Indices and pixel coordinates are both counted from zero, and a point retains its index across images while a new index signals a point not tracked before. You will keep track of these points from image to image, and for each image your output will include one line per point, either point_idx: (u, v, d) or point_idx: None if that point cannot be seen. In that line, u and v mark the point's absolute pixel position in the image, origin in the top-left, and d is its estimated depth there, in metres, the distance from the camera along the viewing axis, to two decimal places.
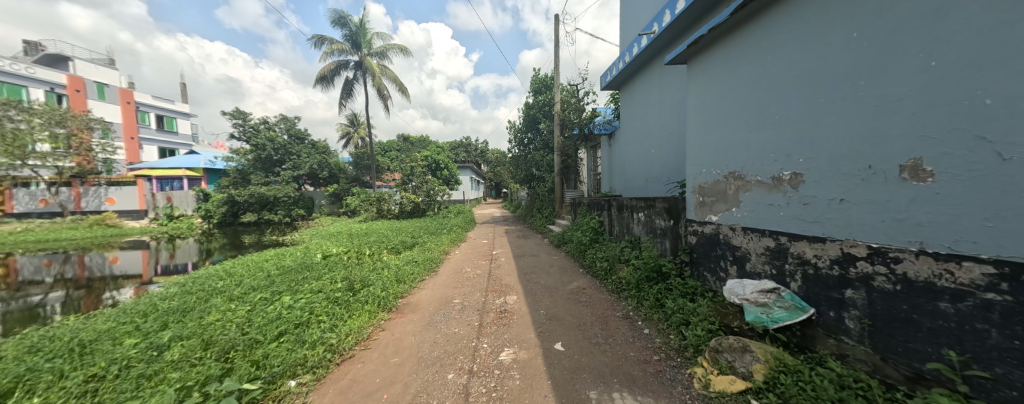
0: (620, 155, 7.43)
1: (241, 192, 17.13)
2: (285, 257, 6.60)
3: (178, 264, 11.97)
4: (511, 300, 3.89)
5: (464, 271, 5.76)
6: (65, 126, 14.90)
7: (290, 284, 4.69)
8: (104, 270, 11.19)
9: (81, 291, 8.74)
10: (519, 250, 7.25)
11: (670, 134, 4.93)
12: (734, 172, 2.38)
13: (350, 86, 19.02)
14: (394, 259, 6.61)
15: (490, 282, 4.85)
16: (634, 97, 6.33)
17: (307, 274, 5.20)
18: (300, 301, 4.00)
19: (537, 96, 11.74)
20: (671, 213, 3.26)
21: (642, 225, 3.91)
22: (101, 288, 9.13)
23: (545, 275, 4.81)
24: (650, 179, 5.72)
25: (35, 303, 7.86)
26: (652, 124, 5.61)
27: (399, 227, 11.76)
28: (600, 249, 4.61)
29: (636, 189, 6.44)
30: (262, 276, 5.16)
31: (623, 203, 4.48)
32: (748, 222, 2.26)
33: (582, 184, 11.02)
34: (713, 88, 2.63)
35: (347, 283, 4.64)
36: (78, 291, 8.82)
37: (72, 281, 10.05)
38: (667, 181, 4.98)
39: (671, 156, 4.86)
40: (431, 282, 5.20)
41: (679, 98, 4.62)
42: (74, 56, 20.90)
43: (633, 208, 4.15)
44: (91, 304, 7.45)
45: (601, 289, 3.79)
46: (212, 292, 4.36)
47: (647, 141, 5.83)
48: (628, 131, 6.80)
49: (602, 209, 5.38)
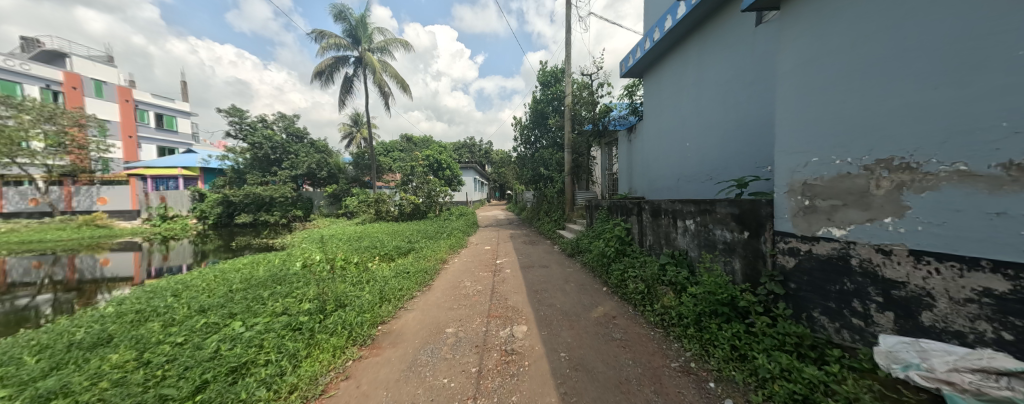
0: (641, 150, 6.57)
1: (237, 192, 16.55)
2: (259, 266, 5.80)
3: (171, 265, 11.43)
4: (519, 333, 3.00)
5: (461, 285, 4.89)
6: (56, 123, 14.44)
7: (251, 303, 3.89)
8: (95, 270, 10.69)
9: (76, 291, 8.30)
10: (526, 259, 6.36)
11: (714, 122, 4.11)
12: (893, 160, 1.44)
13: (350, 84, 18.43)
14: (383, 269, 5.80)
15: (492, 303, 3.98)
16: (662, 82, 5.45)
17: (274, 290, 4.37)
18: (251, 330, 3.17)
19: (545, 89, 10.94)
20: (744, 223, 2.34)
21: (691, 237, 2.98)
22: (89, 288, 8.65)
23: (560, 295, 3.93)
24: (684, 177, 4.86)
25: (25, 305, 7.24)
26: (686, 111, 4.77)
27: (395, 230, 10.96)
28: (631, 264, 3.70)
29: (661, 188, 5.62)
30: (220, 291, 4.32)
31: (661, 207, 3.55)
32: (925, 242, 1.33)
33: (596, 185, 10.13)
34: (838, 30, 1.71)
35: (318, 303, 3.78)
36: (68, 292, 8.34)
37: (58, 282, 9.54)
38: (710, 179, 4.16)
39: (715, 148, 4.06)
40: (424, 298, 4.41)
41: (735, 74, 3.71)
42: (73, 53, 20.62)
43: (677, 215, 3.24)
44: (87, 304, 6.97)
45: (638, 321, 2.88)
46: (149, 315, 3.53)
47: (678, 132, 5.02)
48: (653, 123, 5.94)
49: (628, 214, 4.47)
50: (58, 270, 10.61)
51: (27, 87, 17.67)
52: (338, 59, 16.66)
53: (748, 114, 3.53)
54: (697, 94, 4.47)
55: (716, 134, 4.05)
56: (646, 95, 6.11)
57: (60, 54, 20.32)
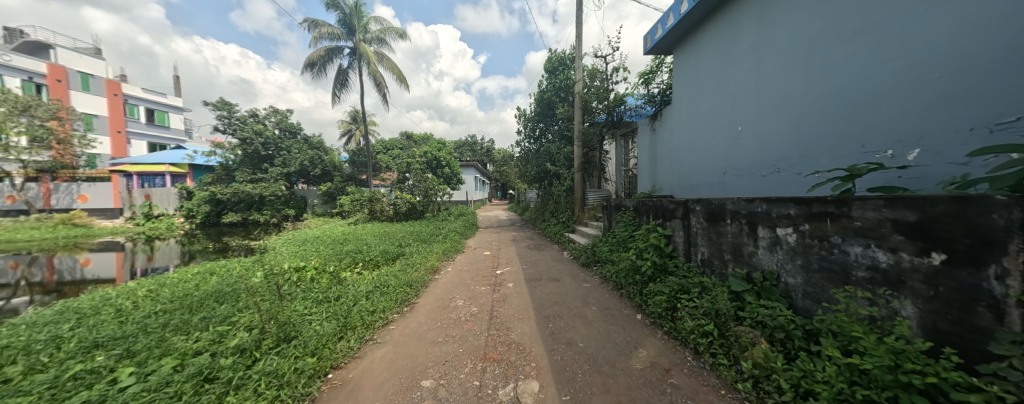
0: (668, 140, 5.57)
1: (225, 190, 15.76)
2: (212, 277, 4.82)
3: (154, 265, 10.62)
4: (527, 398, 1.99)
5: (452, 306, 3.89)
6: (32, 116, 13.58)
7: (168, 334, 2.92)
8: (74, 270, 9.92)
9: (40, 294, 7.47)
10: (531, 269, 5.34)
11: (788, 96, 3.13)
12: None
13: (345, 77, 17.55)
14: (362, 281, 4.85)
15: (490, 335, 2.98)
16: (699, 55, 4.50)
17: (206, 314, 3.37)
18: (136, 384, 2.19)
19: (553, 77, 9.99)
20: (931, 239, 1.30)
21: (792, 255, 1.95)
22: (67, 289, 7.97)
23: (579, 328, 2.91)
24: (733, 169, 3.91)
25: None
26: (738, 87, 3.80)
27: (386, 232, 9.96)
28: (680, 287, 2.69)
29: (698, 185, 4.65)
30: (137, 316, 3.32)
31: (725, 208, 2.53)
32: None
33: (608, 183, 9.11)
34: None
35: (255, 336, 2.81)
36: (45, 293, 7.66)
37: (28, 283, 8.76)
38: (780, 172, 3.20)
39: (794, 129, 3.07)
40: (405, 323, 3.45)
41: (825, 24, 2.72)
42: (59, 45, 19.86)
43: (758, 220, 2.21)
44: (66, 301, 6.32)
45: (716, 387, 1.83)
46: (12, 354, 2.56)
47: (725, 114, 4.03)
48: (684, 106, 4.99)
49: (666, 217, 3.47)
50: (35, 270, 9.82)
51: (7, 78, 16.89)
52: (331, 49, 15.75)
53: (851, 77, 2.54)
54: (757, 62, 3.50)
55: (793, 110, 3.06)
56: (677, 73, 5.14)
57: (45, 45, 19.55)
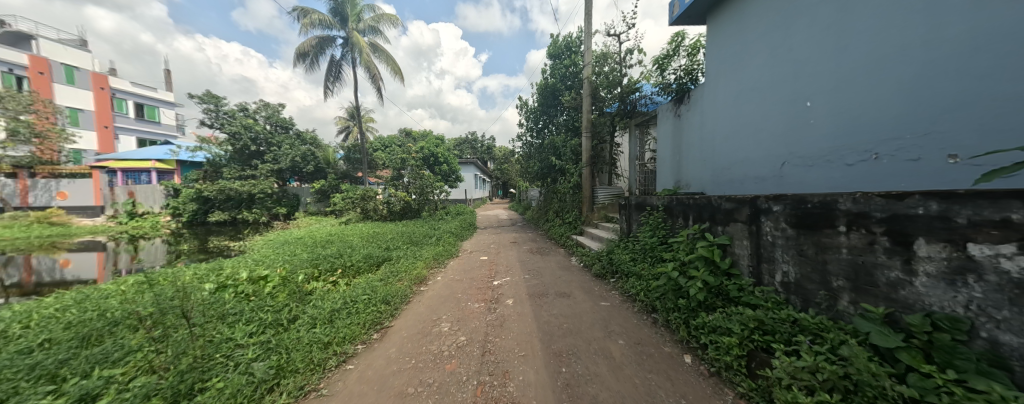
0: (696, 127, 4.71)
1: (211, 187, 14.91)
2: (151, 289, 3.97)
3: (140, 265, 9.90)
4: None
5: (436, 332, 3.04)
6: (4, 107, 12.57)
7: (24, 384, 2.06)
8: (53, 270, 9.18)
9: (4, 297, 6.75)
10: (534, 280, 4.47)
11: (895, 52, 2.22)
12: None
13: (338, 68, 16.70)
14: (334, 294, 4.03)
15: (480, 384, 2.13)
16: (746, 16, 3.64)
17: (101, 348, 2.51)
18: None
19: (557, 63, 9.14)
20: None
21: (1012, 294, 1.06)
22: (32, 291, 7.22)
23: (603, 379, 2.03)
24: (796, 157, 3.04)
25: None
26: (805, 51, 2.93)
27: (375, 233, 9.10)
28: (758, 324, 1.82)
29: (742, 179, 3.78)
30: (9, 351, 2.47)
31: (837, 208, 1.64)
32: None
33: (620, 179, 8.24)
34: None
35: (145, 390, 1.94)
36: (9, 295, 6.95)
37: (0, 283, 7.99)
38: (878, 159, 2.34)
39: (900, 99, 2.20)
40: (370, 360, 2.60)
41: None
42: (41, 36, 19.06)
43: (914, 230, 1.33)
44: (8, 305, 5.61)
45: None
46: None
47: (784, 87, 3.17)
48: (721, 84, 4.12)
49: (717, 221, 2.62)
50: (10, 270, 9.06)
51: None
52: (323, 39, 14.89)
53: (1010, 12, 1.67)
54: (837, 12, 2.62)
55: (904, 71, 2.17)
56: (713, 45, 4.27)
57: (28, 36, 18.78)
